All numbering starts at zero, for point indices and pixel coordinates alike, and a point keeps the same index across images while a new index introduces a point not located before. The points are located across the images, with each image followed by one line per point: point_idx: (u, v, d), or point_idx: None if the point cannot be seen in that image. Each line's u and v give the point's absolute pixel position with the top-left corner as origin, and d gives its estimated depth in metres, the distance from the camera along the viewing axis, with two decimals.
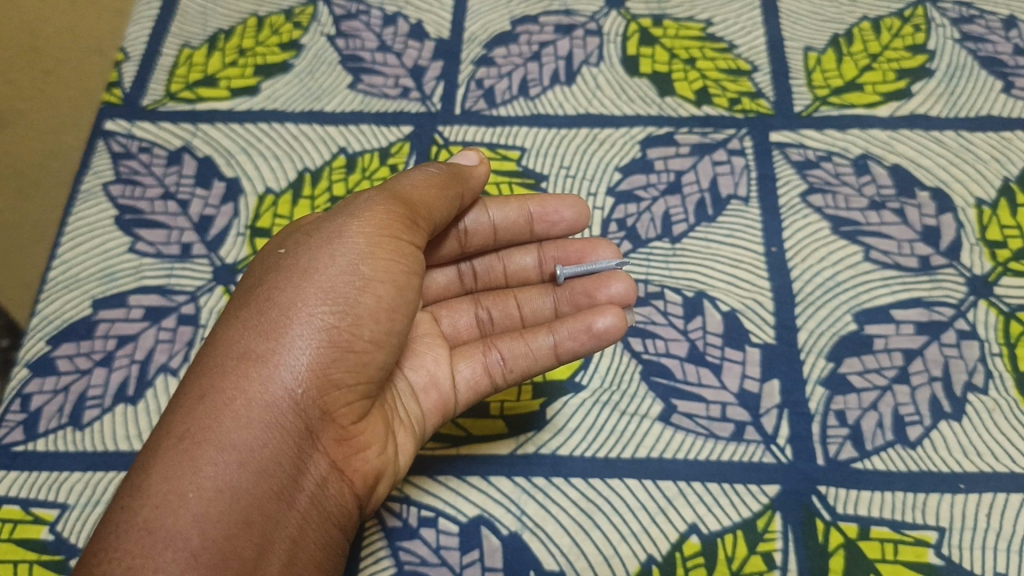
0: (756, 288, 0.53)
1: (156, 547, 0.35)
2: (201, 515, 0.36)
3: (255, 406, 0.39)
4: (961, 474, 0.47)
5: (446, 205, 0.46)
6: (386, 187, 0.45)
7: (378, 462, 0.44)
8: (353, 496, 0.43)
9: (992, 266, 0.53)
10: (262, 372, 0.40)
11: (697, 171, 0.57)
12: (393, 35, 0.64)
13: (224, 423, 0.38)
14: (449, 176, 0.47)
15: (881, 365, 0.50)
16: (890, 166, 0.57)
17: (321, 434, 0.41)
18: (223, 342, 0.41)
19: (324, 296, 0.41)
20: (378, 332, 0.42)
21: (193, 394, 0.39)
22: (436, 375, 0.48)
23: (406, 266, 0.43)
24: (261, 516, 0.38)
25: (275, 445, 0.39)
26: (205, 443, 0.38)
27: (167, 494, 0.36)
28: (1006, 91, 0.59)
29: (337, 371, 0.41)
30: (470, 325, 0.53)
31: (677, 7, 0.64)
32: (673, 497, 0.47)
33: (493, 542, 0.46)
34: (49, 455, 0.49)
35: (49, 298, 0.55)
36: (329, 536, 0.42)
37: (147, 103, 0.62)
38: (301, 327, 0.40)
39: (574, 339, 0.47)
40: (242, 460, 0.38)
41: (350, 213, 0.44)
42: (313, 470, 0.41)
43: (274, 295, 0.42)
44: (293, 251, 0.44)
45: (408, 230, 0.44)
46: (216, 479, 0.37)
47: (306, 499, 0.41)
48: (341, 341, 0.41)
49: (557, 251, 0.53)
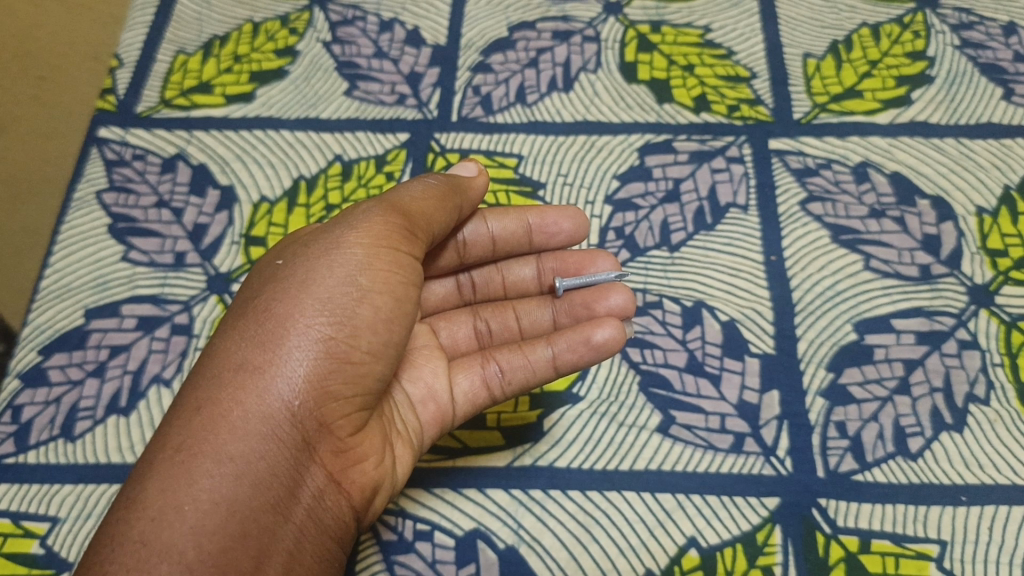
0: (755, 298, 0.52)
1: (152, 559, 0.34)
2: (197, 527, 0.35)
3: (252, 417, 0.38)
4: (963, 487, 0.46)
5: (445, 216, 0.46)
6: (384, 198, 0.44)
7: (376, 473, 0.44)
8: (351, 507, 0.42)
9: (993, 275, 0.52)
10: (259, 384, 0.39)
11: (696, 178, 0.57)
12: (389, 41, 0.63)
13: (221, 435, 0.38)
14: (447, 188, 0.46)
15: (881, 375, 0.49)
16: (890, 174, 0.56)
17: (318, 446, 0.40)
18: (221, 354, 0.40)
19: (321, 307, 0.41)
20: (376, 342, 0.41)
21: (189, 407, 0.39)
22: (433, 387, 0.48)
23: (404, 277, 0.43)
24: (258, 529, 0.37)
25: (272, 458, 0.39)
26: (202, 456, 0.37)
27: (163, 507, 0.36)
28: (1007, 98, 0.59)
29: (335, 383, 0.40)
30: (469, 337, 0.52)
31: (675, 12, 0.64)
32: (672, 510, 0.46)
33: (490, 555, 0.46)
34: (40, 467, 0.49)
35: (41, 308, 0.54)
36: (327, 548, 0.41)
37: (141, 111, 0.61)
38: (299, 338, 0.40)
39: (573, 352, 0.47)
40: (238, 473, 0.37)
41: (347, 224, 0.43)
42: (311, 482, 0.40)
43: (272, 306, 0.41)
44: (291, 262, 0.43)
45: (406, 241, 0.43)
46: (212, 491, 0.36)
47: (304, 511, 0.40)
48: (338, 352, 0.40)
49: (556, 262, 0.53)
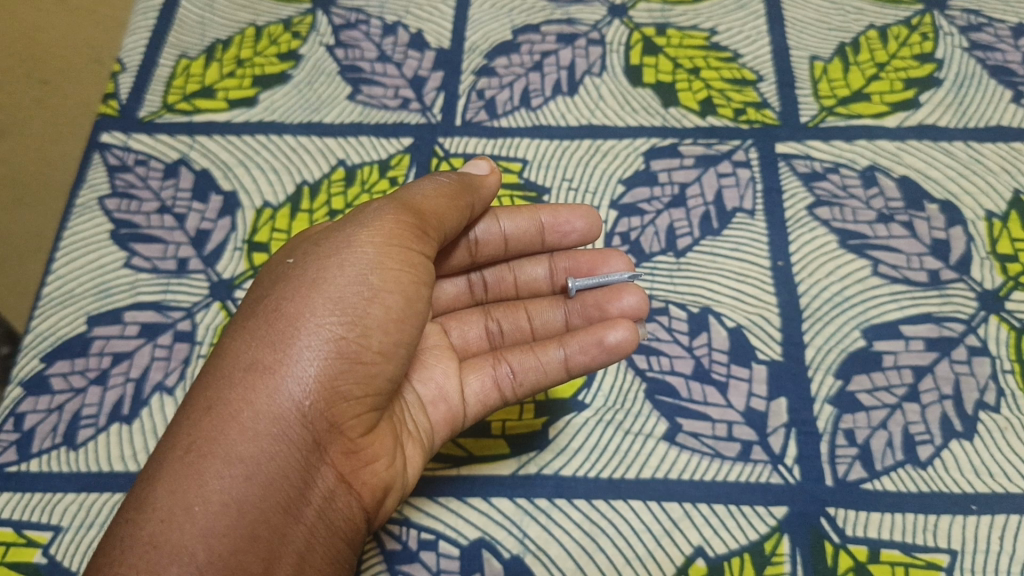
0: (763, 303, 0.52)
1: (162, 561, 0.34)
2: (207, 529, 0.35)
3: (262, 418, 0.38)
4: (973, 496, 0.46)
5: (456, 216, 0.45)
6: (396, 197, 0.44)
7: (388, 474, 0.43)
8: (362, 509, 0.42)
9: (1003, 280, 0.52)
10: (269, 384, 0.39)
11: (702, 183, 0.56)
12: (392, 45, 0.63)
13: (231, 436, 0.37)
14: (460, 187, 0.46)
15: (890, 382, 0.49)
16: (898, 178, 0.56)
17: (329, 446, 0.40)
18: (232, 354, 0.40)
19: (332, 307, 0.40)
20: (387, 342, 0.41)
21: (199, 406, 0.38)
22: (445, 388, 0.47)
23: (416, 276, 0.42)
24: (268, 530, 0.37)
25: (282, 459, 0.38)
26: (211, 456, 0.37)
27: (173, 508, 0.35)
28: (1016, 101, 0.58)
29: (345, 383, 0.40)
30: (480, 338, 0.52)
31: (681, 15, 0.63)
32: (678, 519, 0.46)
33: (495, 565, 0.45)
34: (43, 475, 0.48)
35: (44, 315, 0.54)
36: (337, 550, 0.41)
37: (145, 115, 0.61)
38: (309, 338, 0.39)
39: (585, 353, 0.46)
40: (249, 473, 0.37)
41: (358, 223, 0.43)
42: (321, 483, 0.40)
43: (282, 306, 0.41)
44: (302, 261, 0.43)
45: (418, 240, 0.43)
46: (222, 492, 0.36)
47: (314, 513, 0.40)
48: (349, 352, 0.40)
49: (568, 261, 0.53)
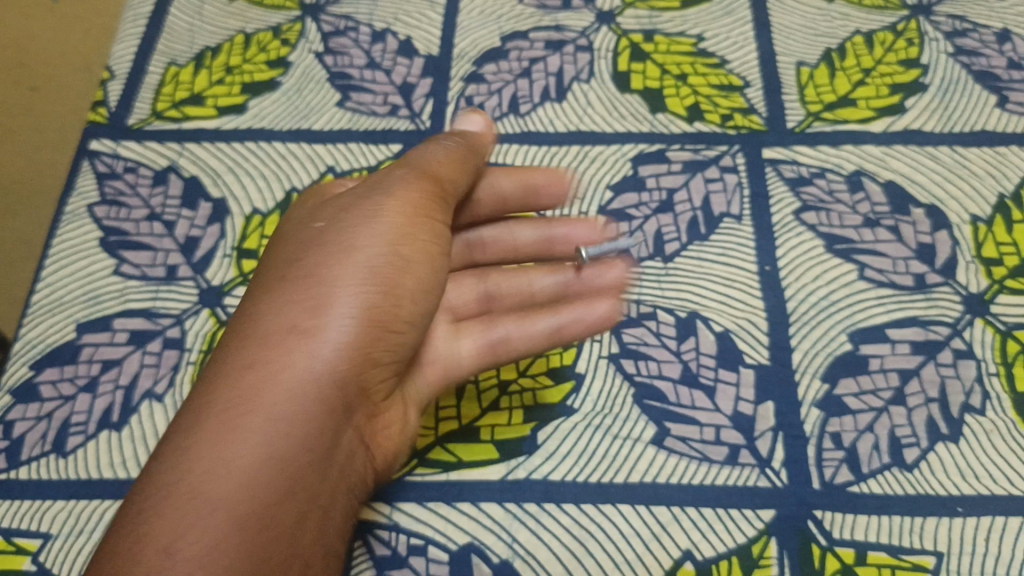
0: (750, 308, 0.52)
1: (203, 510, 0.34)
2: (249, 481, 0.35)
3: (302, 375, 0.38)
4: (959, 497, 0.46)
5: (466, 179, 0.48)
6: (414, 165, 0.46)
7: (396, 440, 0.46)
8: (371, 466, 0.44)
9: (988, 284, 0.52)
10: (310, 343, 0.38)
11: (689, 188, 0.56)
12: (381, 52, 0.63)
13: (271, 390, 0.37)
14: (467, 154, 0.49)
15: (877, 386, 0.49)
16: (884, 183, 0.56)
17: (355, 409, 0.41)
18: (265, 311, 0.40)
19: (369, 275, 0.41)
20: (411, 312, 0.43)
21: (229, 360, 0.38)
22: (439, 350, 0.50)
23: (436, 250, 0.45)
24: (303, 487, 0.37)
25: (319, 418, 0.38)
26: (250, 410, 0.36)
27: (211, 459, 0.35)
28: (1001, 105, 0.59)
29: (378, 348, 0.41)
30: (473, 299, 0.54)
31: (668, 21, 0.64)
32: (667, 523, 0.46)
33: (484, 570, 0.45)
34: (32, 483, 0.48)
35: (33, 323, 0.54)
36: (349, 503, 0.42)
37: (134, 123, 0.61)
38: (348, 302, 0.40)
39: (575, 323, 0.49)
40: (289, 428, 0.37)
41: (382, 193, 0.44)
42: (344, 442, 0.41)
43: (319, 269, 0.41)
44: (333, 227, 0.43)
45: (438, 213, 0.45)
46: (258, 446, 0.36)
47: (337, 471, 0.40)
48: (383, 319, 0.41)
49: (564, 228, 0.54)
